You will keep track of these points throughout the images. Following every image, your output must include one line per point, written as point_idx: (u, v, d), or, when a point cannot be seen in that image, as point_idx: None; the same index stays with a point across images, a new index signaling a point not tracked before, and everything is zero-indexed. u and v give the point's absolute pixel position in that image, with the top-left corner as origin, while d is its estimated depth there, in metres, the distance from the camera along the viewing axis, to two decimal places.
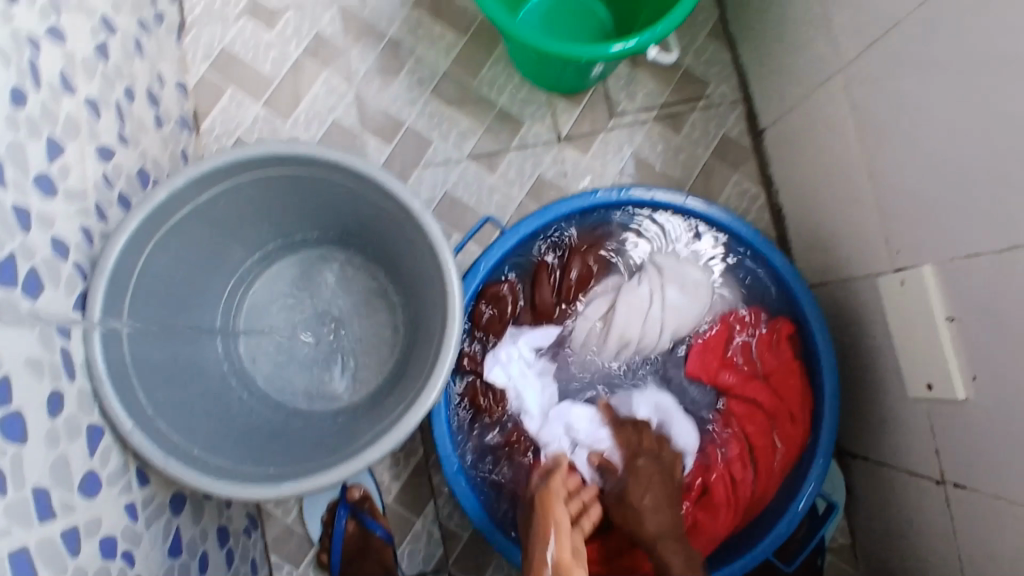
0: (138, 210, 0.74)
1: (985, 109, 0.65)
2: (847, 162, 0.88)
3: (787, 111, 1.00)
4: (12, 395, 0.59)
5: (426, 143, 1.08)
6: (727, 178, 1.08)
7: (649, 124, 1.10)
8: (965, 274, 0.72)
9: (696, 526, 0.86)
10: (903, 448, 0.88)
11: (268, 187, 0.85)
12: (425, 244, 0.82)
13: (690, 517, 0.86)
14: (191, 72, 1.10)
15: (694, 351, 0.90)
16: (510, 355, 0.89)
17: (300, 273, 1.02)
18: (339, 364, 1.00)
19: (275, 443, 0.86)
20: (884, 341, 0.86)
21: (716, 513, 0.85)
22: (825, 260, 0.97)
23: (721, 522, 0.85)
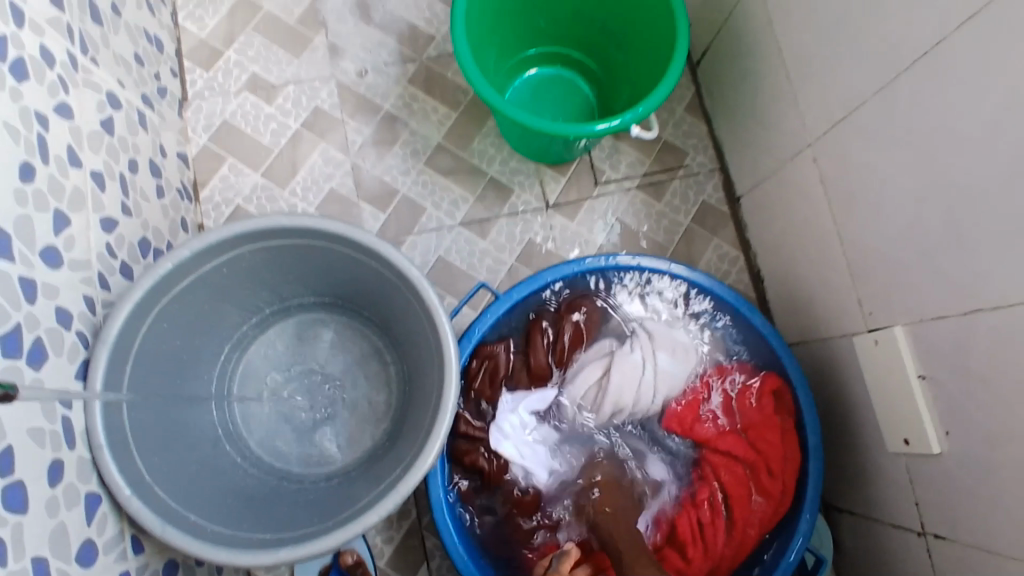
0: (143, 281, 0.77)
1: (937, 183, 0.71)
2: (817, 228, 0.93)
3: (760, 179, 1.06)
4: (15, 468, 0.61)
5: (419, 210, 1.13)
6: (708, 242, 1.13)
7: (632, 192, 1.15)
8: (931, 335, 0.76)
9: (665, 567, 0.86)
10: (887, 504, 0.90)
11: (268, 256, 0.89)
12: (419, 310, 0.86)
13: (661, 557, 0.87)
14: (193, 143, 1.15)
15: (674, 408, 0.90)
16: (512, 425, 0.89)
17: (294, 336, 1.05)
18: (332, 425, 1.01)
19: (271, 508, 0.87)
20: (862, 399, 0.89)
21: (685, 556, 0.86)
22: (802, 321, 1.01)
23: (689, 565, 0.85)
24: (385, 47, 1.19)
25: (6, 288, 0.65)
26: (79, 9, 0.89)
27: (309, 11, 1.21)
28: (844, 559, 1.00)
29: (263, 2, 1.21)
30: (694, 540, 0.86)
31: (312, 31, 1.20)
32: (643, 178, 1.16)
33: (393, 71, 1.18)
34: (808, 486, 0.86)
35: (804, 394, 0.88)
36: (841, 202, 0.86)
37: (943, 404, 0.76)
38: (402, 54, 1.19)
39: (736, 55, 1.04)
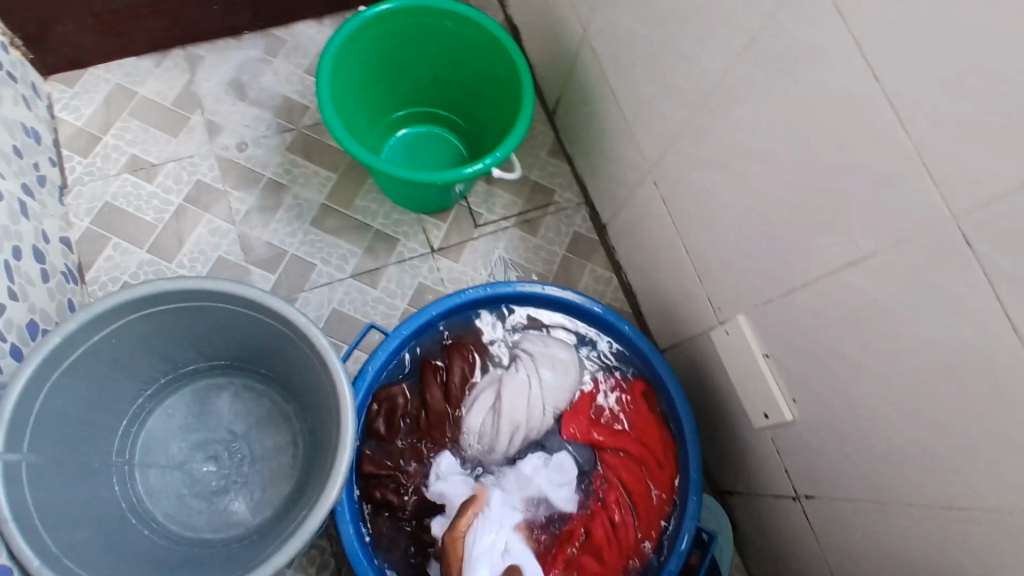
0: (33, 356, 0.78)
1: (744, 187, 0.84)
2: (668, 241, 1.05)
3: (618, 206, 1.18)
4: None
5: (310, 268, 1.18)
6: (583, 267, 1.24)
7: (510, 230, 1.25)
8: (765, 317, 0.88)
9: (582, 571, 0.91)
10: (764, 477, 1.00)
11: (157, 321, 0.91)
12: (313, 357, 0.90)
13: (576, 562, 0.91)
14: (76, 227, 1.16)
15: (567, 416, 0.98)
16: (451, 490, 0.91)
17: (192, 403, 1.06)
18: (238, 485, 1.02)
19: (184, 572, 0.87)
20: (727, 385, 1.00)
21: (602, 556, 0.91)
22: (671, 326, 1.12)
23: (608, 564, 0.91)
24: (262, 120, 1.26)
25: None
26: None
27: (183, 93, 1.26)
28: (742, 535, 1.10)
29: (136, 88, 1.25)
30: (608, 541, 0.92)
31: (188, 111, 1.25)
32: (519, 217, 1.26)
33: (271, 142, 1.25)
34: (691, 473, 0.94)
35: (676, 390, 0.96)
36: (681, 215, 0.99)
37: (784, 376, 0.88)
38: (279, 125, 1.26)
39: (582, 101, 1.18)
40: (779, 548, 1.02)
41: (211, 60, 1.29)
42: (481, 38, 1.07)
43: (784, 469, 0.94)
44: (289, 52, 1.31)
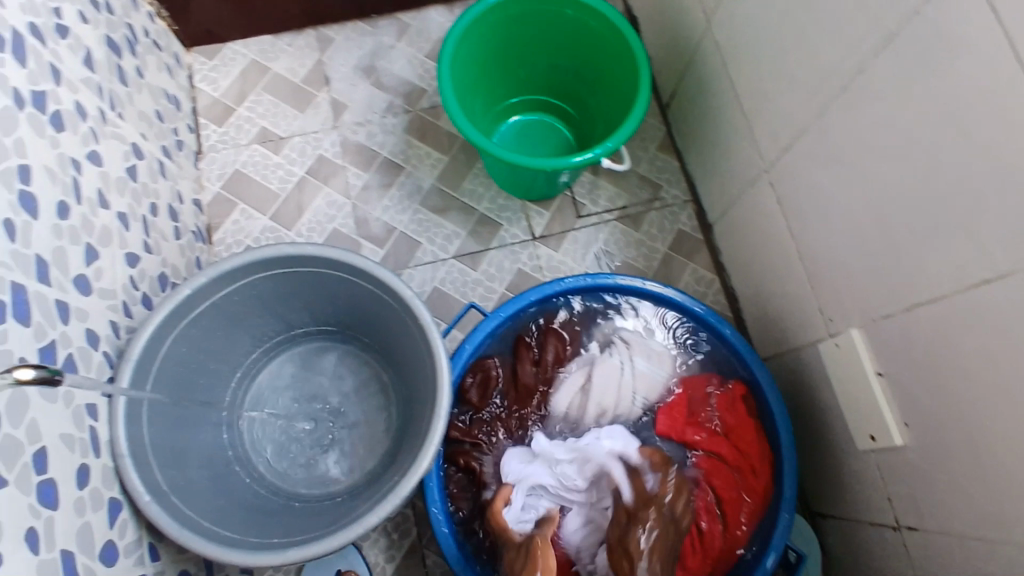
0: (163, 306, 0.85)
1: (874, 196, 0.80)
2: (781, 246, 1.01)
3: (729, 205, 1.15)
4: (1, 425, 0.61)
5: (416, 245, 1.22)
6: (685, 267, 1.22)
7: (612, 222, 1.24)
8: (886, 333, 0.83)
9: None
10: (863, 502, 0.95)
11: (276, 283, 0.97)
12: (415, 330, 0.93)
13: None
14: (207, 190, 1.25)
15: (661, 412, 0.98)
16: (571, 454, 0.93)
17: (300, 363, 1.12)
18: (334, 445, 1.07)
19: (279, 520, 0.92)
20: (831, 401, 0.96)
21: (683, 560, 0.90)
22: (774, 334, 1.08)
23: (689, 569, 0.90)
24: (382, 101, 1.31)
25: (42, 307, 0.72)
26: (108, 70, 1.00)
27: (313, 71, 1.33)
28: (831, 562, 1.05)
29: (270, 65, 1.33)
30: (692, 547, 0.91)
31: (316, 89, 1.32)
32: (621, 210, 1.25)
33: (390, 122, 1.30)
34: (786, 486, 0.92)
35: (773, 397, 0.95)
36: (800, 218, 0.95)
37: (901, 395, 0.83)
38: (398, 106, 1.31)
39: (697, 96, 1.15)
40: None
41: (340, 42, 1.35)
42: (602, 28, 1.06)
43: (887, 497, 0.89)
44: (414, 35, 1.35)
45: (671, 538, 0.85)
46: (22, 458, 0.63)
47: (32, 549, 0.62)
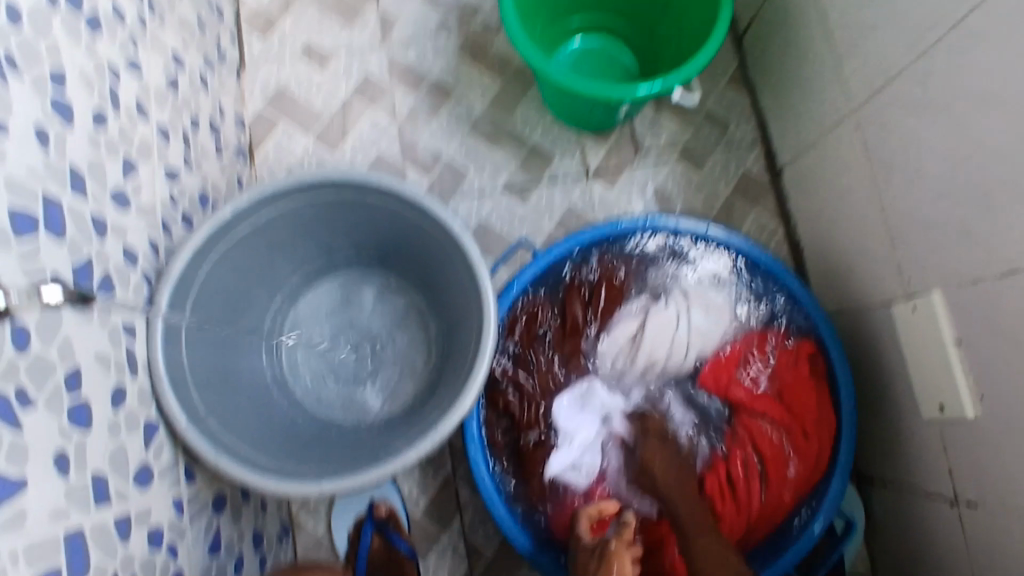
0: (203, 227, 0.82)
1: (982, 146, 0.71)
2: (861, 197, 0.93)
3: (804, 150, 1.06)
4: (30, 345, 0.60)
5: (462, 175, 1.16)
6: (748, 213, 1.14)
7: (672, 161, 1.16)
8: (971, 300, 0.75)
9: None
10: (920, 474, 0.89)
11: (319, 208, 0.93)
12: (462, 266, 0.89)
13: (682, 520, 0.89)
14: (249, 107, 1.20)
15: (708, 367, 0.95)
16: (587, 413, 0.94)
17: (340, 291, 1.09)
18: (373, 376, 1.06)
19: (317, 449, 0.92)
20: (899, 368, 0.89)
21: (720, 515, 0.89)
22: (842, 292, 1.01)
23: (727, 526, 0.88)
24: (434, 18, 1.22)
25: (77, 222, 0.69)
26: None
27: None
28: (875, 531, 1.01)
29: None
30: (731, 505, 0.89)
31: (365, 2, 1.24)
32: (683, 148, 1.16)
33: (441, 41, 1.22)
34: (840, 454, 0.88)
35: (838, 358, 0.90)
36: (886, 167, 0.86)
37: (977, 368, 0.76)
38: (451, 24, 1.22)
39: (781, 25, 1.05)
40: (918, 551, 0.92)
41: None
42: None
43: (948, 469, 0.83)
44: None
45: (687, 467, 0.89)
46: (53, 379, 0.62)
47: (62, 471, 0.61)
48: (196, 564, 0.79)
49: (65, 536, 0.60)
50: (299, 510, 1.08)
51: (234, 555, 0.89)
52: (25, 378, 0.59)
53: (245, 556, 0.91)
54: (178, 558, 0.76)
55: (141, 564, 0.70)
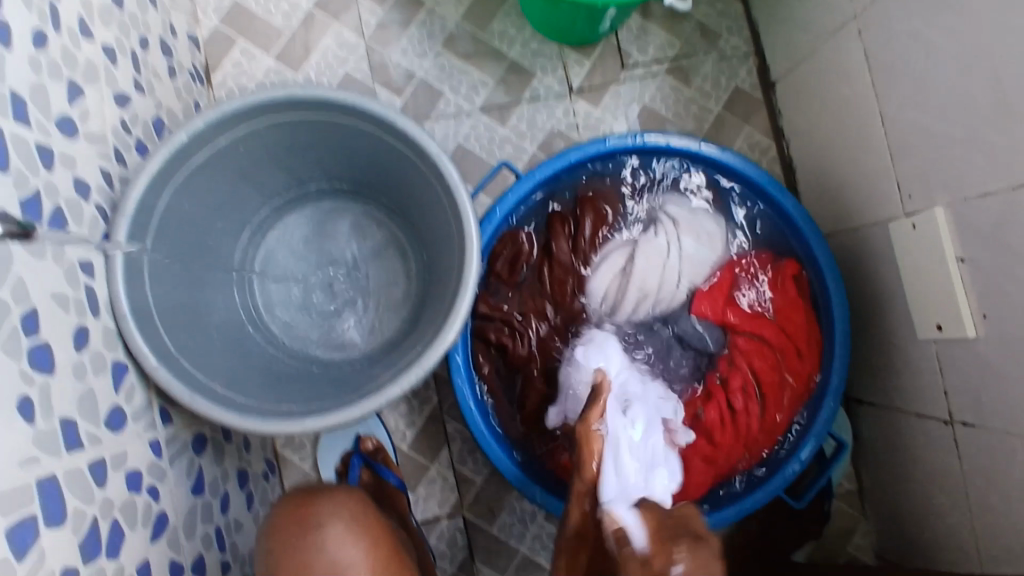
0: (158, 153, 0.75)
1: (997, 49, 0.66)
2: (860, 109, 0.88)
3: (800, 61, 1.00)
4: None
5: (438, 95, 1.09)
6: (739, 131, 1.09)
7: (661, 76, 1.10)
8: (976, 214, 0.72)
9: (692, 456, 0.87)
10: (912, 392, 0.89)
11: (284, 130, 0.86)
12: (441, 191, 0.83)
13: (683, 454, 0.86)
14: (202, 24, 1.10)
15: (702, 293, 0.90)
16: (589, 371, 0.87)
17: (312, 223, 1.03)
18: (353, 311, 1.02)
19: (298, 386, 0.89)
20: (896, 286, 0.87)
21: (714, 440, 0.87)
22: (837, 210, 0.98)
23: (723, 451, 0.87)
24: None
25: (21, 150, 0.62)
26: None
27: None
28: (863, 449, 1.02)
29: None
30: (725, 429, 0.87)
31: None
32: (672, 61, 1.10)
33: None
34: (832, 375, 0.87)
35: (830, 277, 0.87)
36: (889, 78, 0.82)
37: (979, 286, 0.73)
38: None
39: None
40: (907, 467, 0.93)
41: None
42: None
43: (943, 389, 0.82)
44: None
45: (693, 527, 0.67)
46: (10, 321, 0.57)
47: (27, 418, 0.58)
48: (180, 505, 0.77)
49: (38, 483, 0.57)
50: (284, 447, 1.06)
51: (220, 494, 0.87)
52: None
53: (231, 495, 0.89)
54: (160, 500, 0.74)
55: (121, 508, 0.67)
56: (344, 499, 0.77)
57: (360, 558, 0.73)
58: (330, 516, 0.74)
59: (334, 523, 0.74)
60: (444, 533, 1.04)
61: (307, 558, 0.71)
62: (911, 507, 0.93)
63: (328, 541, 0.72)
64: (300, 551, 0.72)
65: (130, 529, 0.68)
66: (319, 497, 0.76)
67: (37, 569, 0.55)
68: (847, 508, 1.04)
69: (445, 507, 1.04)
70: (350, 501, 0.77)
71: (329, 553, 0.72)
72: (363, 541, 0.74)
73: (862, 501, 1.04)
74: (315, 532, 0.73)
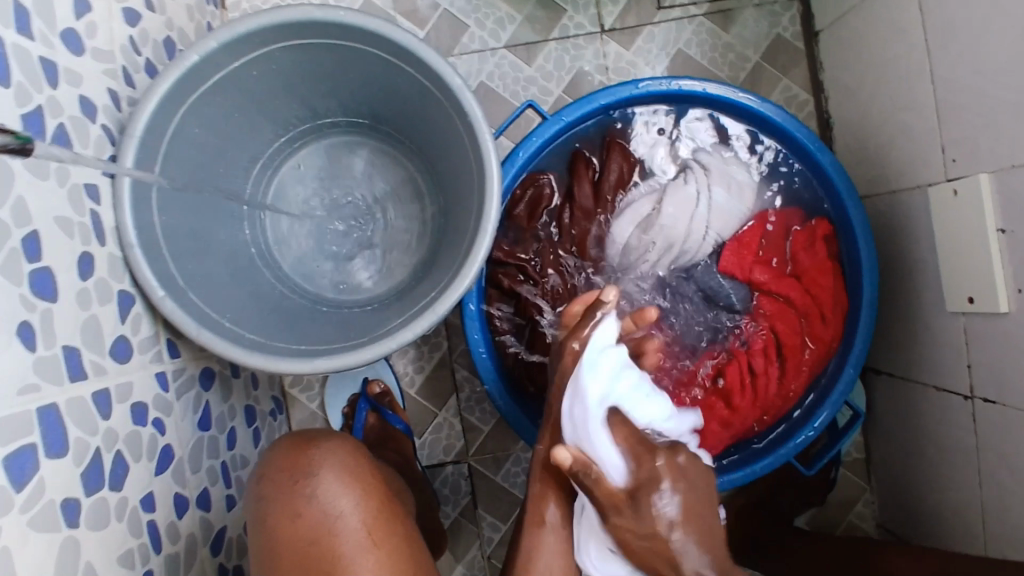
0: (168, 74, 0.71)
1: None
2: (909, 65, 0.83)
3: (848, 10, 0.94)
4: None
5: (462, 29, 1.03)
6: (776, 83, 1.04)
7: (698, 20, 1.04)
8: (1020, 183, 0.68)
9: (710, 416, 0.86)
10: (933, 364, 0.86)
11: (301, 56, 0.82)
12: (462, 128, 0.79)
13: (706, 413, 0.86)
14: None
15: (728, 248, 0.88)
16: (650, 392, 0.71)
17: (328, 157, 1.00)
18: (366, 251, 0.99)
19: (309, 324, 0.87)
20: (930, 255, 0.84)
21: (736, 401, 0.86)
22: (875, 171, 0.93)
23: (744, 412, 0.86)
24: None
25: (23, 63, 0.59)
26: None
27: None
28: (877, 418, 1.00)
29: None
30: (742, 389, 0.86)
31: None
32: (711, 4, 1.03)
33: None
34: (855, 346, 0.84)
35: (863, 240, 0.84)
36: (941, 32, 0.76)
37: (1017, 258, 0.70)
38: None
39: None
40: (919, 439, 0.91)
41: None
42: None
43: (967, 363, 0.80)
44: None
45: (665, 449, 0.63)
46: (9, 244, 0.55)
47: (28, 344, 0.56)
48: (187, 438, 0.77)
49: (38, 413, 0.55)
50: (292, 386, 1.05)
51: (226, 429, 0.86)
52: None
53: (237, 430, 0.89)
54: (165, 433, 0.73)
55: (125, 440, 0.66)
56: (338, 446, 0.67)
57: (353, 508, 0.63)
58: (322, 462, 0.65)
59: (325, 472, 0.64)
60: (448, 478, 1.04)
61: (297, 509, 0.62)
62: (920, 479, 0.92)
63: (319, 489, 0.63)
64: (290, 501, 0.63)
65: (134, 462, 0.67)
66: (311, 445, 0.67)
67: (37, 499, 0.54)
68: (853, 476, 1.04)
69: (451, 453, 1.04)
70: (345, 449, 0.68)
71: (321, 502, 0.62)
72: (357, 487, 0.64)
73: (869, 470, 1.03)
74: (305, 480, 0.63)
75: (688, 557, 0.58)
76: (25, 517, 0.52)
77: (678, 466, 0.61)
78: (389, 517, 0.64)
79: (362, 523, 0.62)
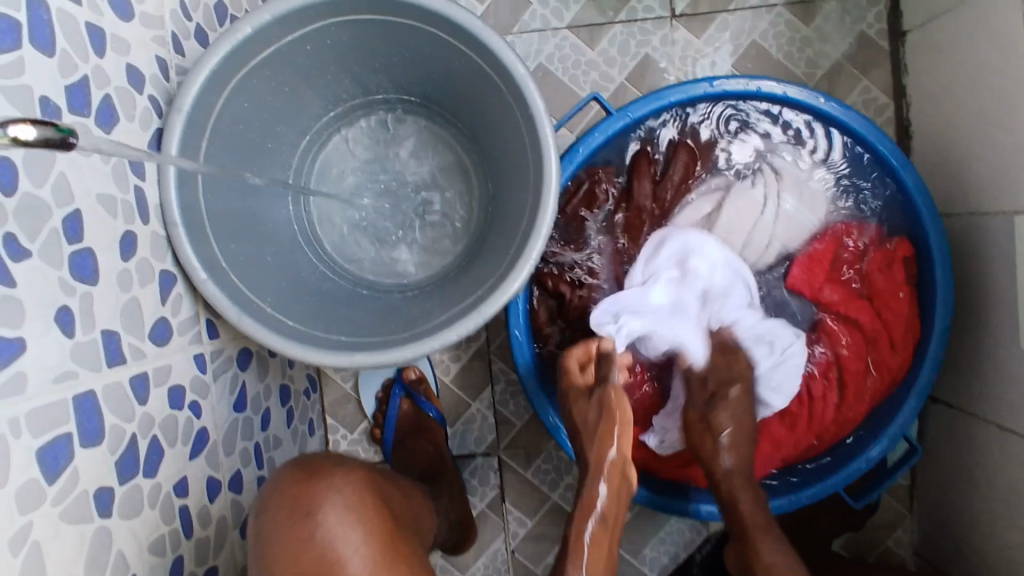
0: (218, 47, 0.68)
1: None
2: (1006, 79, 0.76)
3: (942, 11, 0.86)
4: (19, 184, 0.50)
5: (523, 6, 0.97)
6: (855, 83, 0.97)
7: (777, 10, 0.97)
8: None
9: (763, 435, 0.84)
10: (996, 401, 0.81)
11: (356, 33, 0.78)
12: (520, 118, 0.75)
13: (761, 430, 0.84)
14: None
15: (799, 263, 0.84)
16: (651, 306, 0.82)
17: (377, 135, 0.96)
18: (409, 234, 0.96)
19: (346, 310, 0.85)
20: (1009, 287, 0.78)
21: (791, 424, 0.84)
22: (956, 189, 0.87)
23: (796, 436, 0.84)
24: None
25: (68, 31, 0.56)
26: None
27: None
28: (927, 447, 0.96)
29: None
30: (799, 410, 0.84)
31: None
32: None
33: None
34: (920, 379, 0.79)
35: (942, 268, 0.79)
36: None
37: None
38: None
39: None
40: (971, 475, 0.87)
41: None
42: None
43: None
44: None
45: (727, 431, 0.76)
46: (49, 224, 0.53)
47: (66, 329, 0.54)
48: (222, 419, 0.76)
49: (75, 400, 0.54)
50: None
51: (261, 410, 0.85)
52: (16, 223, 0.49)
53: (272, 410, 0.88)
54: (201, 416, 0.71)
55: (161, 424, 0.65)
56: (342, 481, 0.65)
57: (354, 552, 0.61)
58: (325, 501, 0.63)
59: (327, 513, 0.62)
60: (477, 469, 1.02)
61: (297, 551, 0.60)
62: (967, 516, 0.88)
63: (323, 529, 0.61)
64: (291, 540, 0.60)
65: (169, 447, 0.66)
66: (315, 480, 0.64)
67: (70, 489, 0.53)
68: (894, 502, 1.00)
69: (481, 445, 1.02)
70: (349, 484, 0.65)
71: (321, 544, 0.60)
72: (360, 528, 0.63)
73: (911, 498, 1.00)
74: (306, 520, 0.61)
75: (723, 461, 0.74)
76: (57, 508, 0.51)
77: (738, 416, 0.77)
78: (393, 556, 0.63)
79: (365, 566, 0.61)
